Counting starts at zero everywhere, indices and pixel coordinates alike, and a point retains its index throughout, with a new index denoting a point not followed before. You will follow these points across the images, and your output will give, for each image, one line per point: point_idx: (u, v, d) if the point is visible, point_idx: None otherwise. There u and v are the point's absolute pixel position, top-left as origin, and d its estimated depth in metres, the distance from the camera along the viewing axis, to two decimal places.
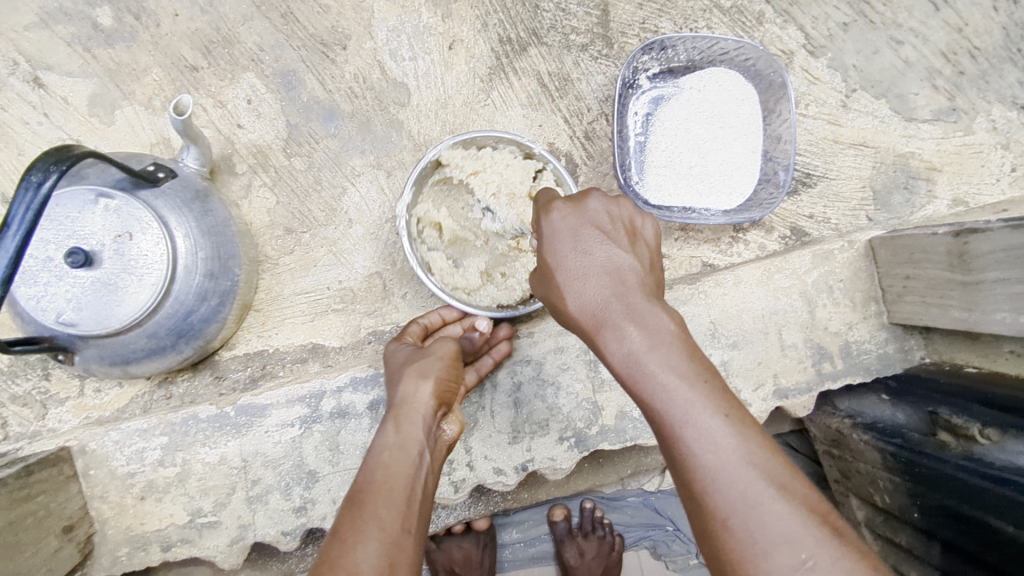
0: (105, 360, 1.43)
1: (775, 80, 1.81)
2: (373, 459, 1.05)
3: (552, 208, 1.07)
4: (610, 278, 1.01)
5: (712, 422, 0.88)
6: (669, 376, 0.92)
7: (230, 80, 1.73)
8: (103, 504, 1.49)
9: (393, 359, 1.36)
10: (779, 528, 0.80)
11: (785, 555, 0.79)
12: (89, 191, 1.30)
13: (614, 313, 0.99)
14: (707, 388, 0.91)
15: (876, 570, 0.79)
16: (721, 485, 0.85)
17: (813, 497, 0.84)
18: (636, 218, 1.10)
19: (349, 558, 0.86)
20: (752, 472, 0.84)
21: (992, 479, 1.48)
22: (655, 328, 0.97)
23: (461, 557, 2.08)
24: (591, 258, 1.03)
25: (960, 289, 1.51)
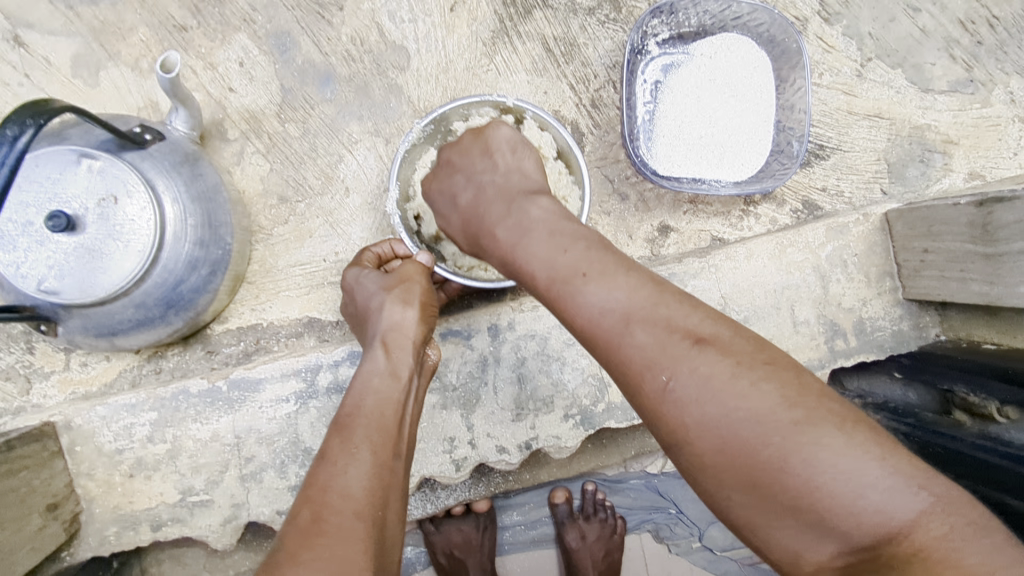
0: (90, 331, 1.36)
1: (789, 46, 1.74)
2: (360, 386, 1.08)
3: (426, 184, 1.34)
4: (483, 195, 1.19)
5: (587, 293, 0.97)
6: (536, 258, 1.05)
7: (222, 41, 1.65)
8: (90, 482, 1.43)
9: (363, 284, 1.29)
10: (684, 380, 0.87)
11: (654, 377, 0.90)
12: (70, 152, 1.23)
13: (494, 224, 1.14)
14: (573, 250, 1.03)
15: (735, 364, 0.87)
16: (593, 335, 0.97)
17: (677, 316, 0.93)
18: (494, 131, 1.27)
19: (339, 481, 0.89)
20: (613, 317, 0.95)
21: (1010, 457, 1.44)
22: (522, 221, 1.10)
23: (461, 540, 2.04)
24: (459, 194, 1.24)
25: (982, 262, 1.46)
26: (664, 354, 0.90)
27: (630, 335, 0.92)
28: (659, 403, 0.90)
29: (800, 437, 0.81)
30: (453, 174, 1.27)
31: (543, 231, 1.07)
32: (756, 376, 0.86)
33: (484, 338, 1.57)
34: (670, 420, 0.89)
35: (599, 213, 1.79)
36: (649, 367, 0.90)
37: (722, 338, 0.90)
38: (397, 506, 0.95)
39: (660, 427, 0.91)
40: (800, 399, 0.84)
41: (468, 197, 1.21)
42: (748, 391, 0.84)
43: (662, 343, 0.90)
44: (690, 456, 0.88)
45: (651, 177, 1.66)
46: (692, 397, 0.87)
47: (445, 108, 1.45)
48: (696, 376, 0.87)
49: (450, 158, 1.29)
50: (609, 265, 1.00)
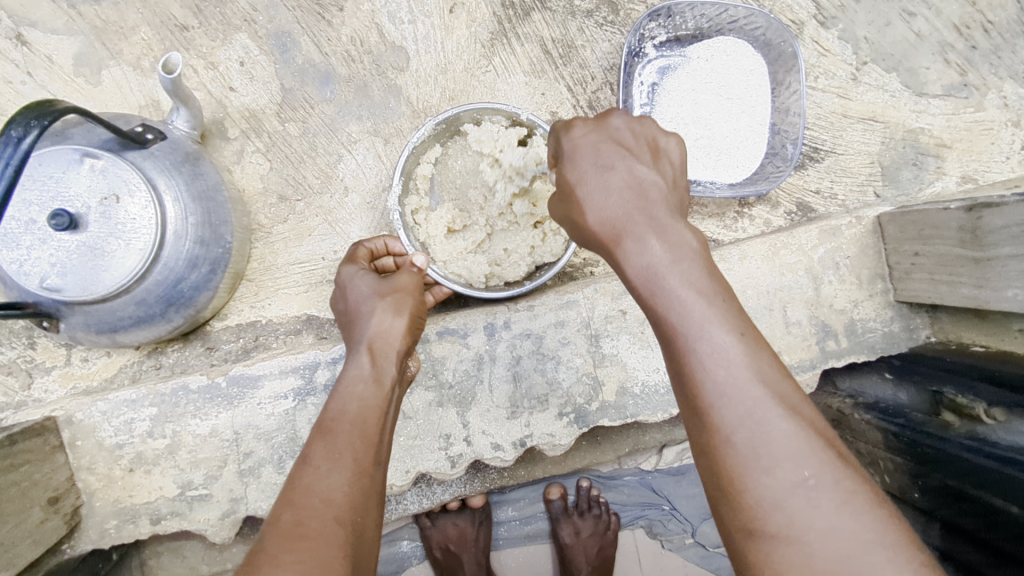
0: (91, 328, 1.38)
1: (785, 50, 1.75)
2: (343, 391, 1.07)
3: (572, 128, 1.08)
4: (631, 185, 1.01)
5: (720, 327, 0.89)
6: (664, 266, 0.95)
7: (223, 40, 1.67)
8: (90, 475, 1.45)
9: (356, 285, 1.27)
10: (783, 444, 0.82)
11: (769, 426, 0.83)
12: (74, 151, 1.25)
13: (637, 224, 0.98)
14: (699, 276, 0.94)
15: (840, 454, 0.84)
16: (699, 356, 0.88)
17: (805, 404, 0.87)
18: (663, 139, 1.08)
19: (321, 485, 0.92)
20: (738, 354, 0.87)
21: (997, 459, 1.45)
22: (676, 243, 0.96)
23: (456, 535, 2.07)
24: (614, 169, 1.02)
25: (971, 266, 1.48)
26: (797, 442, 0.82)
27: (766, 406, 0.84)
28: (755, 446, 0.83)
29: (882, 550, 0.76)
30: (598, 151, 1.04)
31: (677, 246, 0.97)
32: (856, 472, 0.83)
33: (480, 337, 1.60)
34: (747, 463, 0.83)
35: None
36: (770, 442, 0.83)
37: (835, 443, 0.86)
38: (374, 511, 0.97)
39: (727, 458, 0.84)
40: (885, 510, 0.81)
41: (618, 187, 1.01)
42: (840, 476, 0.81)
43: (798, 431, 0.83)
44: (740, 495, 0.83)
45: None
46: (773, 446, 0.82)
47: (457, 112, 1.48)
48: (826, 471, 0.81)
49: (611, 133, 1.07)
50: (753, 328, 0.91)
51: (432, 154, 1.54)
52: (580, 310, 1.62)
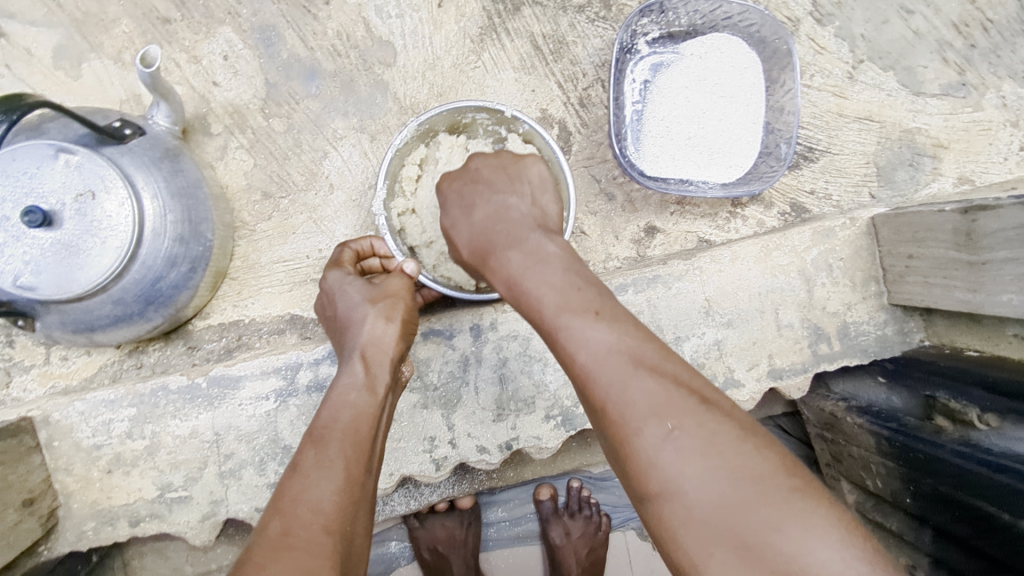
0: (68, 327, 1.35)
1: (780, 47, 1.72)
2: (335, 400, 1.06)
3: (441, 184, 1.30)
4: (502, 215, 1.19)
5: (598, 348, 0.97)
6: (547, 290, 1.06)
7: (206, 34, 1.64)
8: (67, 477, 1.43)
9: (345, 292, 1.24)
10: (645, 403, 0.91)
11: (654, 429, 0.89)
12: (48, 146, 1.22)
13: (516, 259, 1.12)
14: (579, 295, 1.04)
15: (739, 429, 0.90)
16: (596, 378, 0.95)
17: (683, 375, 0.96)
18: (526, 165, 1.27)
19: (310, 495, 0.90)
20: (622, 367, 0.95)
21: (989, 465, 1.43)
22: (535, 250, 1.12)
23: (444, 536, 2.04)
24: (477, 206, 1.22)
25: (966, 270, 1.45)
26: (670, 403, 0.90)
27: (634, 381, 0.93)
28: (654, 455, 0.88)
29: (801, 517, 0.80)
30: (470, 188, 1.25)
31: (566, 284, 1.06)
32: (755, 443, 0.88)
33: (466, 338, 1.57)
34: (657, 473, 0.87)
35: (585, 213, 1.78)
36: (651, 414, 0.90)
37: (722, 405, 0.94)
38: (364, 521, 0.95)
39: (647, 478, 0.88)
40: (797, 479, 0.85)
41: (485, 215, 1.20)
42: (742, 453, 0.86)
43: (668, 392, 0.92)
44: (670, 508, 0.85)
45: (637, 177, 1.65)
46: (679, 445, 0.87)
47: (438, 111, 1.44)
48: (701, 433, 0.88)
49: (472, 173, 1.28)
50: (619, 313, 1.03)
51: (416, 155, 1.50)
52: None
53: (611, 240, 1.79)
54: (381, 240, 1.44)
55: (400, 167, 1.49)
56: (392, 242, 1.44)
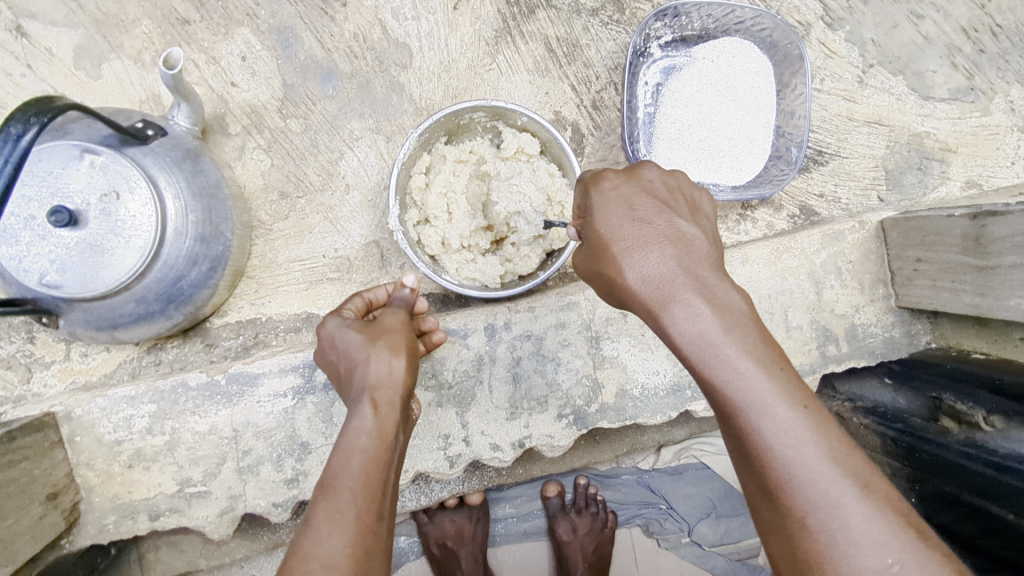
0: (91, 324, 1.38)
1: (792, 52, 1.75)
2: (345, 446, 1.04)
3: (605, 174, 1.05)
4: (675, 251, 0.97)
5: (783, 402, 0.85)
6: (710, 328, 0.90)
7: (224, 35, 1.65)
8: (89, 471, 1.45)
9: (344, 336, 1.23)
10: (825, 478, 0.82)
11: (830, 506, 0.81)
12: (74, 147, 1.24)
13: (682, 287, 0.93)
14: (747, 338, 0.90)
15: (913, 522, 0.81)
16: (762, 431, 0.85)
17: (861, 457, 0.85)
18: (693, 191, 1.08)
19: (321, 549, 0.90)
20: (803, 429, 0.84)
21: (996, 466, 1.46)
22: (714, 288, 0.94)
23: (454, 531, 2.07)
24: (652, 224, 1.00)
25: (974, 274, 1.48)
26: (845, 488, 0.81)
27: (811, 456, 0.83)
28: (830, 530, 0.81)
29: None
30: (635, 207, 1.01)
31: (727, 313, 0.91)
32: (937, 550, 0.80)
33: (480, 337, 1.59)
34: (822, 540, 0.81)
35: None
36: (829, 492, 0.81)
37: (898, 498, 0.84)
38: (380, 572, 0.94)
39: (809, 540, 0.82)
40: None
41: (659, 248, 0.97)
42: (922, 555, 0.78)
43: (845, 476, 0.82)
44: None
45: None
46: (840, 518, 0.81)
47: (436, 118, 1.46)
48: (882, 525, 0.79)
49: (645, 186, 1.05)
50: (794, 369, 0.90)
51: (422, 164, 1.53)
52: (581, 312, 1.61)
53: None
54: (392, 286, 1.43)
55: (408, 179, 1.52)
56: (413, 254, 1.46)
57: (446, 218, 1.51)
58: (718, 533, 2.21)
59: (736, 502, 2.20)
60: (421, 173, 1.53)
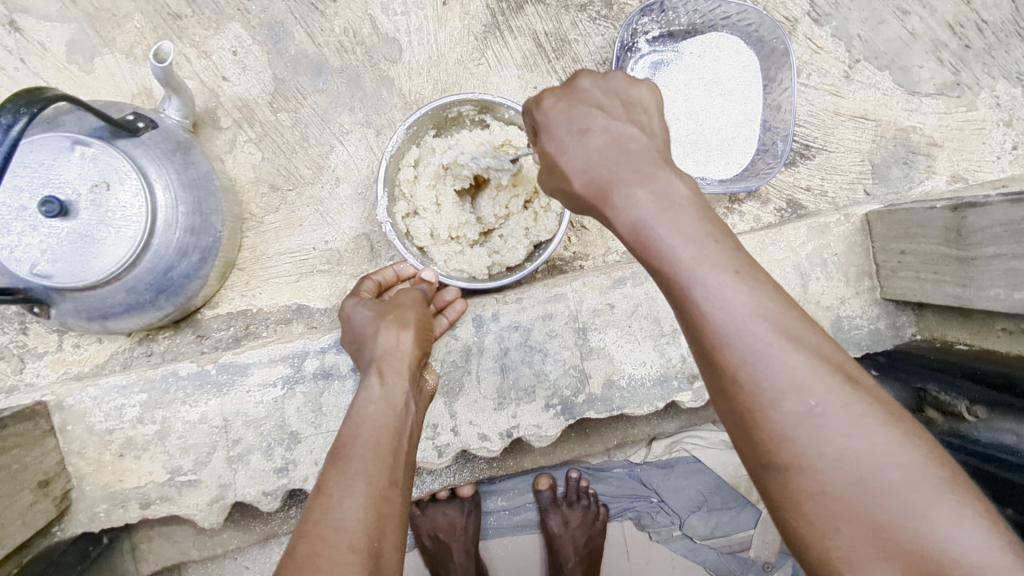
0: (81, 314, 1.39)
1: (778, 47, 1.76)
2: (356, 412, 1.10)
3: (546, 97, 1.06)
4: (617, 147, 1.01)
5: (717, 272, 0.90)
6: (679, 240, 0.94)
7: (216, 30, 1.67)
8: (80, 460, 1.47)
9: (358, 315, 1.34)
10: (788, 376, 0.85)
11: (794, 402, 0.85)
12: (64, 138, 1.26)
13: (624, 184, 0.99)
14: (685, 219, 0.95)
15: (844, 374, 0.86)
16: (731, 341, 0.87)
17: (825, 347, 0.88)
18: (632, 90, 1.08)
19: (334, 514, 0.92)
20: (769, 331, 0.87)
21: (979, 456, 1.52)
22: (665, 192, 0.98)
23: (445, 523, 2.09)
24: (593, 132, 1.02)
25: (955, 265, 1.49)
26: (814, 380, 0.85)
27: (778, 350, 0.86)
28: (760, 381, 0.86)
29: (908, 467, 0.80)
30: (575, 113, 1.03)
31: (669, 200, 0.97)
32: (903, 430, 0.84)
33: (468, 328, 1.61)
34: (758, 396, 0.86)
35: None
36: (795, 389, 0.85)
37: (864, 381, 0.88)
38: (395, 536, 0.96)
39: (741, 391, 0.87)
40: (892, 417, 0.85)
41: (603, 149, 1.01)
42: (890, 435, 0.82)
43: (813, 368, 0.85)
44: (764, 429, 0.86)
45: None
46: (770, 372, 0.86)
47: (424, 111, 1.47)
48: (846, 412, 0.83)
49: (580, 96, 1.06)
50: (757, 271, 0.93)
51: (410, 157, 1.54)
52: (568, 303, 1.63)
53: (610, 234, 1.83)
54: (401, 265, 1.55)
55: (396, 172, 1.53)
56: (401, 246, 1.49)
57: (435, 210, 1.52)
58: (709, 526, 2.22)
59: (726, 494, 2.22)
60: (410, 165, 1.54)
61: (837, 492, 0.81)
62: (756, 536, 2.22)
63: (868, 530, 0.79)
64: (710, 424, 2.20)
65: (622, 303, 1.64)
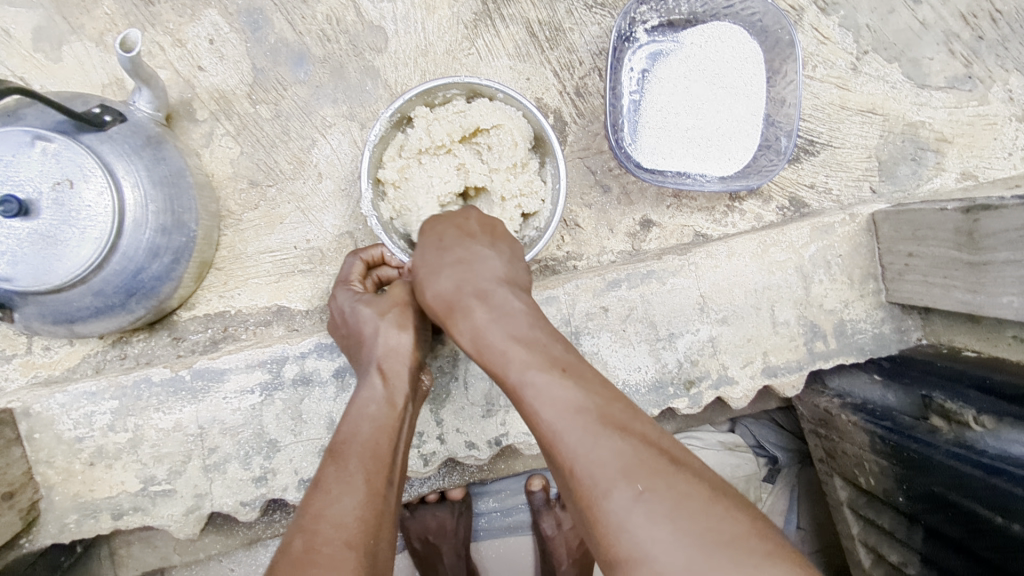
0: (47, 318, 1.32)
1: (782, 38, 1.68)
2: (355, 414, 1.08)
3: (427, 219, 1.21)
4: (465, 268, 1.08)
5: (540, 370, 0.95)
6: (524, 356, 0.97)
7: (191, 16, 1.59)
8: (48, 469, 1.41)
9: (357, 307, 1.25)
10: (605, 462, 0.86)
11: (622, 490, 0.84)
12: (23, 133, 1.18)
13: (467, 294, 1.05)
14: (537, 337, 1.00)
15: (708, 490, 0.86)
16: (562, 437, 0.89)
17: (648, 435, 0.91)
18: (483, 218, 1.19)
19: (333, 510, 0.90)
20: (591, 432, 0.89)
21: (984, 468, 1.40)
22: (503, 307, 1.03)
23: (435, 526, 2.03)
24: (452, 252, 1.10)
25: (965, 270, 1.43)
26: (631, 465, 0.85)
27: (597, 441, 0.87)
28: (620, 519, 0.83)
29: (719, 551, 0.78)
30: (443, 249, 1.11)
31: (516, 328, 1.00)
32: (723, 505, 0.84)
33: None
34: (586, 479, 0.86)
35: (580, 205, 1.75)
36: (612, 477, 0.85)
37: (693, 466, 0.90)
38: (388, 535, 0.95)
39: (577, 484, 0.87)
40: (716, 494, 0.86)
41: (451, 267, 1.08)
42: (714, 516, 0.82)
43: (630, 453, 0.87)
44: (596, 515, 0.85)
45: (632, 170, 1.62)
46: (638, 507, 0.82)
47: (407, 96, 1.38)
48: (667, 495, 0.83)
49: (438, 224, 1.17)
50: (584, 376, 0.96)
51: (397, 144, 1.45)
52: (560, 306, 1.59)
53: (605, 233, 1.76)
54: (391, 250, 1.42)
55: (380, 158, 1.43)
56: (389, 241, 1.37)
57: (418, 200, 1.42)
58: None
59: None
60: (398, 154, 1.44)
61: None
62: None
63: None
64: (704, 426, 2.15)
65: (616, 307, 1.61)
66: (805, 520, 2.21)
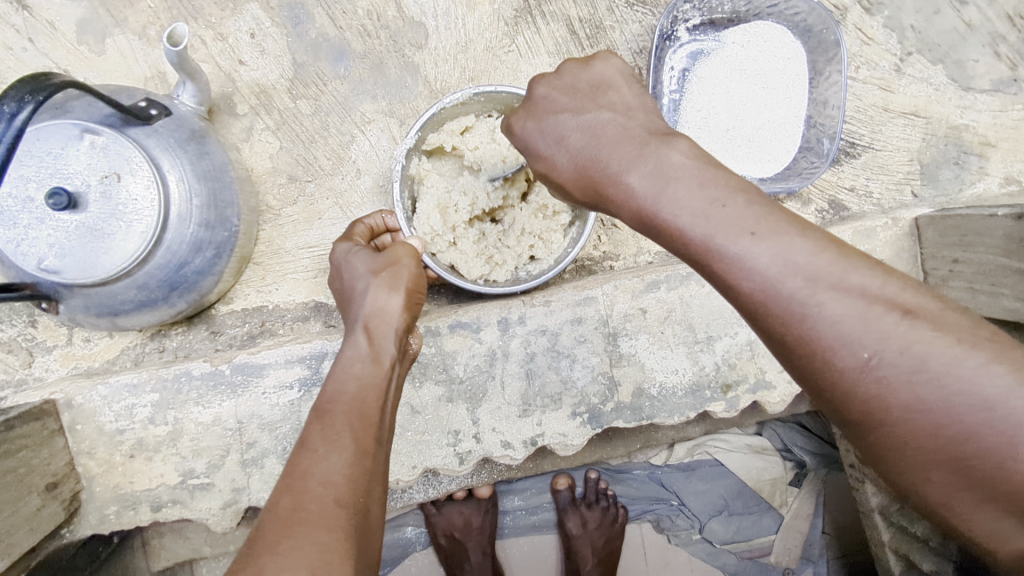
0: (91, 311, 1.33)
1: (828, 38, 1.64)
2: (341, 372, 1.03)
3: (511, 118, 1.09)
4: (595, 138, 0.97)
5: (733, 239, 0.81)
6: (686, 214, 0.84)
7: (233, 10, 1.59)
8: (90, 460, 1.42)
9: (351, 262, 1.21)
10: (833, 330, 0.79)
11: (851, 357, 0.78)
12: (73, 126, 1.18)
13: (624, 161, 0.92)
14: (727, 189, 0.84)
15: (954, 342, 0.77)
16: (771, 302, 0.80)
17: (871, 285, 0.79)
18: (594, 68, 1.04)
19: (319, 468, 0.87)
20: (844, 324, 0.78)
21: None
22: (661, 165, 0.88)
23: (462, 523, 2.03)
24: (569, 135, 1.00)
25: (1015, 277, 1.41)
26: (864, 330, 0.78)
27: (816, 305, 0.79)
28: (852, 384, 0.79)
29: (1015, 428, 0.73)
30: (565, 134, 1.01)
31: (693, 173, 0.87)
32: (980, 356, 0.76)
33: (493, 332, 1.53)
34: (814, 346, 0.80)
35: None
36: (843, 343, 0.78)
37: (927, 310, 0.79)
38: (379, 492, 0.92)
39: (794, 347, 0.81)
40: (969, 345, 0.77)
41: (584, 142, 0.98)
42: (991, 373, 0.75)
43: (862, 316, 0.78)
44: (823, 378, 0.81)
45: None
46: (890, 384, 0.77)
47: (499, 90, 1.37)
48: (902, 354, 0.77)
49: (541, 103, 1.05)
50: (778, 221, 0.82)
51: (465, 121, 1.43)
52: (598, 307, 1.55)
53: None
54: (393, 217, 1.43)
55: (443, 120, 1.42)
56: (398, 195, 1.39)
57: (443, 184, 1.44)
58: (730, 531, 2.15)
59: (749, 500, 2.13)
60: (455, 133, 1.43)
61: (917, 445, 0.77)
62: (778, 541, 2.14)
63: (957, 475, 0.76)
64: (733, 429, 2.12)
65: (655, 308, 1.56)
66: (830, 525, 2.17)
